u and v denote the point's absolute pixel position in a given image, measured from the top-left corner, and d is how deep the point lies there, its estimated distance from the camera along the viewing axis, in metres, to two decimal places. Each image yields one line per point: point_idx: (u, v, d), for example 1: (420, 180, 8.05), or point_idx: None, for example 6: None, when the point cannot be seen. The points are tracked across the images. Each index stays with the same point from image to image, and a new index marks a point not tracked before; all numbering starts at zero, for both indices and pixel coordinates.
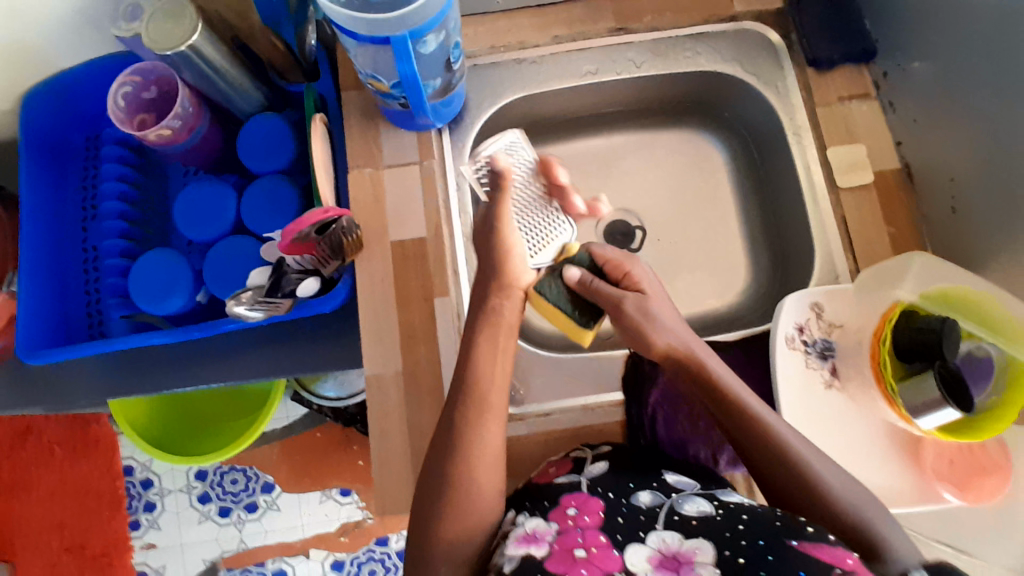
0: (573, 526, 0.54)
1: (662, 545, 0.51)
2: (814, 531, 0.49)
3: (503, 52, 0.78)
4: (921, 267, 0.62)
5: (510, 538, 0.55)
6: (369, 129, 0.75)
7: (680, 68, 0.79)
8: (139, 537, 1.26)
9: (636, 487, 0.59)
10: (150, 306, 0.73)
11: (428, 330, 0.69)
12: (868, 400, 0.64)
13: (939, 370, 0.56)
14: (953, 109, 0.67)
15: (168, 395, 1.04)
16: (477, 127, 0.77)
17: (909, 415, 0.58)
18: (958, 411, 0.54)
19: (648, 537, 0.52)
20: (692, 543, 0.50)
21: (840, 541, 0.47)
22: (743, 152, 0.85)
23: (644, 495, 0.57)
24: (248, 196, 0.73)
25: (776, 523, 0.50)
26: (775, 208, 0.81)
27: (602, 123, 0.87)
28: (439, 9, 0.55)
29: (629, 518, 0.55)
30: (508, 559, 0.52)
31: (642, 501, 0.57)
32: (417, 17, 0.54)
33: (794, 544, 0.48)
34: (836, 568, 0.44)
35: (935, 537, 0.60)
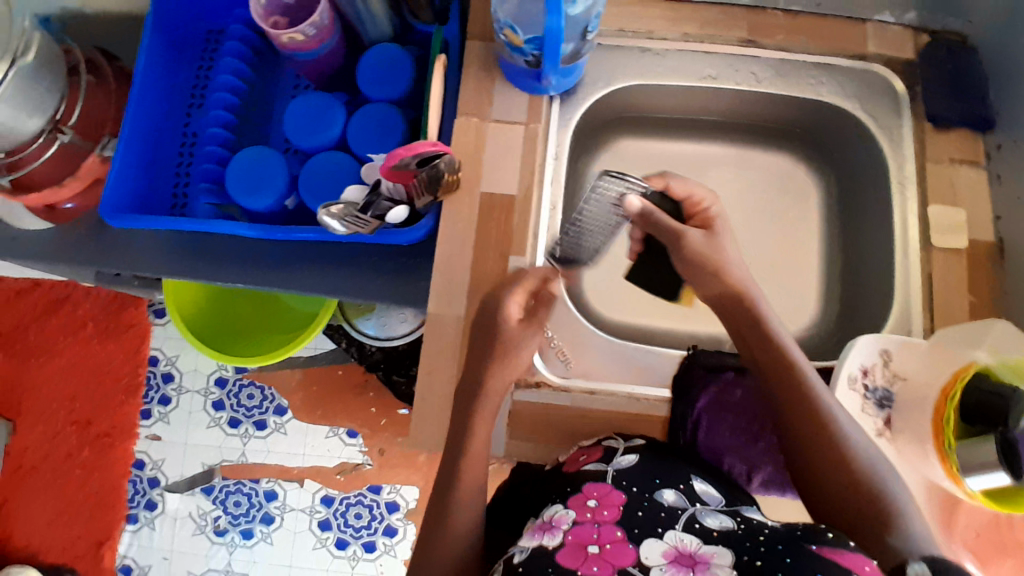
0: (591, 518, 0.55)
1: (679, 544, 0.52)
2: (833, 537, 0.48)
3: (630, 35, 0.78)
4: (1006, 333, 0.63)
5: (530, 529, 0.58)
6: (484, 79, 0.76)
7: (799, 92, 0.78)
8: (146, 427, 1.30)
9: (662, 484, 0.59)
10: (242, 198, 0.76)
11: (496, 284, 0.71)
12: (916, 456, 0.63)
13: (1001, 435, 0.56)
14: None
15: (218, 295, 1.07)
16: (587, 102, 0.78)
17: (958, 473, 0.59)
18: (1009, 479, 0.55)
19: (665, 534, 0.53)
20: (710, 549, 0.51)
21: (859, 550, 0.47)
22: (837, 192, 0.85)
23: (669, 493, 0.58)
24: (357, 118, 0.75)
25: (796, 531, 0.50)
26: (856, 254, 0.81)
27: (706, 130, 0.87)
28: None
29: (649, 512, 0.55)
30: (522, 549, 0.55)
31: (666, 497, 0.57)
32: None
33: (813, 548, 0.47)
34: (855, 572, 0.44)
35: None
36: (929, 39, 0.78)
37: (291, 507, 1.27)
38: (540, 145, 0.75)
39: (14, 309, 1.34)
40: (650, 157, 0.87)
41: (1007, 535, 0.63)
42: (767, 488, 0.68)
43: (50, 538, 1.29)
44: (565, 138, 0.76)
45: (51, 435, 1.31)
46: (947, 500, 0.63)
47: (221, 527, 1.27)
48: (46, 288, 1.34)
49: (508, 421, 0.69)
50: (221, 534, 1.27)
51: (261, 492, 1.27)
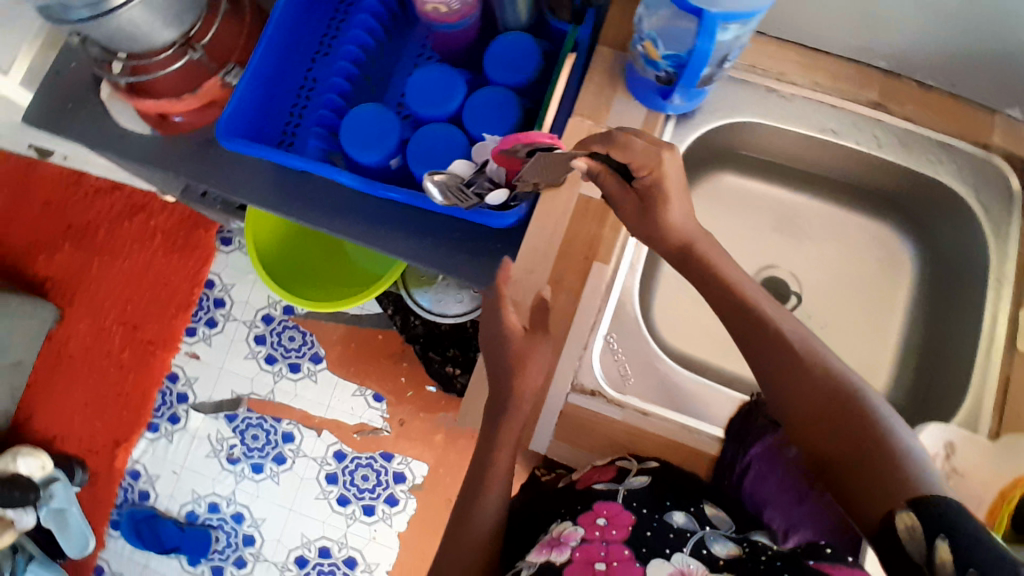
0: (600, 537, 0.58)
1: (682, 568, 0.54)
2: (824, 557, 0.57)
3: (759, 73, 0.78)
4: None
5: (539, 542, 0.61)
6: (606, 86, 0.76)
7: (917, 167, 0.77)
8: (188, 344, 1.35)
9: (672, 505, 0.61)
10: (355, 150, 0.78)
11: (574, 285, 0.72)
12: None
13: None
14: None
15: (294, 235, 1.10)
16: (700, 130, 0.78)
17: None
18: None
19: (673, 556, 0.55)
20: None
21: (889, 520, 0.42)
22: (927, 275, 0.83)
23: (679, 516, 0.60)
24: (477, 96, 0.77)
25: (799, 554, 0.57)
26: (935, 339, 0.80)
27: (808, 184, 0.87)
28: (759, 9, 0.56)
29: (659, 533, 0.57)
30: (530, 564, 0.59)
31: (675, 520, 0.59)
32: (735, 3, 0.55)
33: (810, 567, 0.52)
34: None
35: None
36: None
37: (305, 454, 1.30)
38: None
39: (92, 205, 1.40)
40: (747, 198, 0.88)
41: None
42: None
43: (74, 427, 1.34)
44: None
45: (99, 330, 1.37)
46: None
47: (235, 456, 1.30)
48: (125, 193, 1.40)
49: (555, 422, 0.70)
50: (234, 463, 1.30)
51: (280, 432, 1.30)
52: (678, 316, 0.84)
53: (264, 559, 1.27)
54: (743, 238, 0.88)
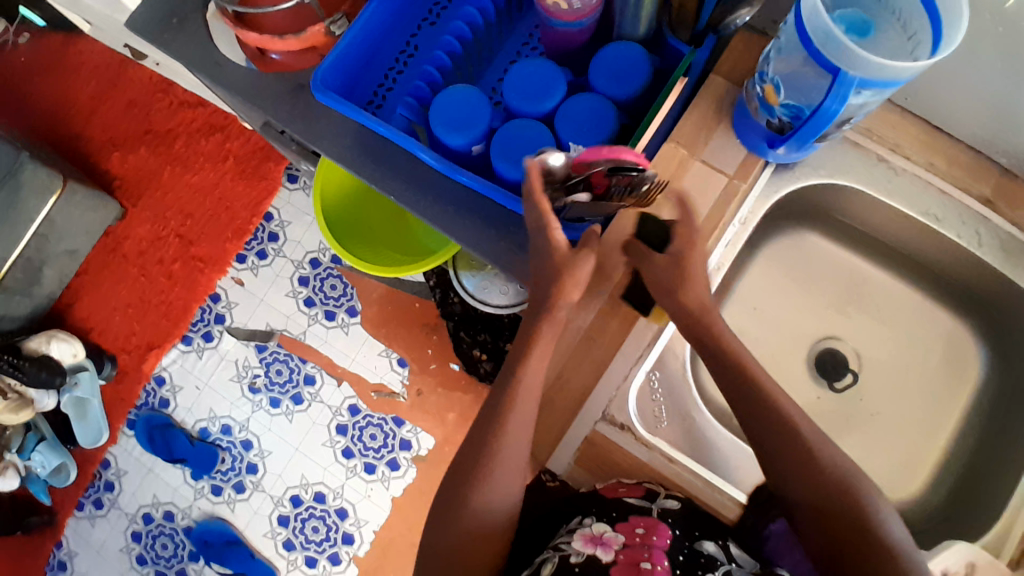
0: (640, 542, 0.57)
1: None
2: None
3: (872, 140, 0.74)
4: None
5: (575, 535, 0.59)
6: (709, 118, 0.73)
7: (1014, 273, 0.73)
8: (237, 270, 1.37)
9: (701, 534, 0.59)
10: (440, 130, 0.77)
11: (631, 311, 0.70)
12: None
13: None
14: None
15: (357, 191, 1.10)
16: (794, 185, 0.76)
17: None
18: None
19: None
20: None
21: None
22: (995, 384, 0.79)
23: (709, 545, 0.58)
24: (576, 102, 0.75)
25: None
26: (987, 453, 0.76)
27: (890, 263, 0.83)
28: (902, 80, 0.53)
29: (691, 556, 0.56)
30: (575, 553, 0.57)
31: (707, 546, 0.58)
32: (877, 71, 0.51)
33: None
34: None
35: None
36: None
37: (321, 399, 1.31)
38: (733, 204, 0.72)
39: (174, 116, 1.42)
40: (822, 262, 0.85)
41: None
42: None
43: (113, 323, 1.38)
44: (755, 213, 0.75)
45: (156, 237, 1.40)
46: None
47: (257, 386, 1.33)
48: (209, 111, 1.42)
49: (578, 447, 0.69)
50: (254, 393, 1.33)
51: (303, 373, 1.32)
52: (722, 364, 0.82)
53: (261, 490, 1.30)
54: (807, 300, 0.85)
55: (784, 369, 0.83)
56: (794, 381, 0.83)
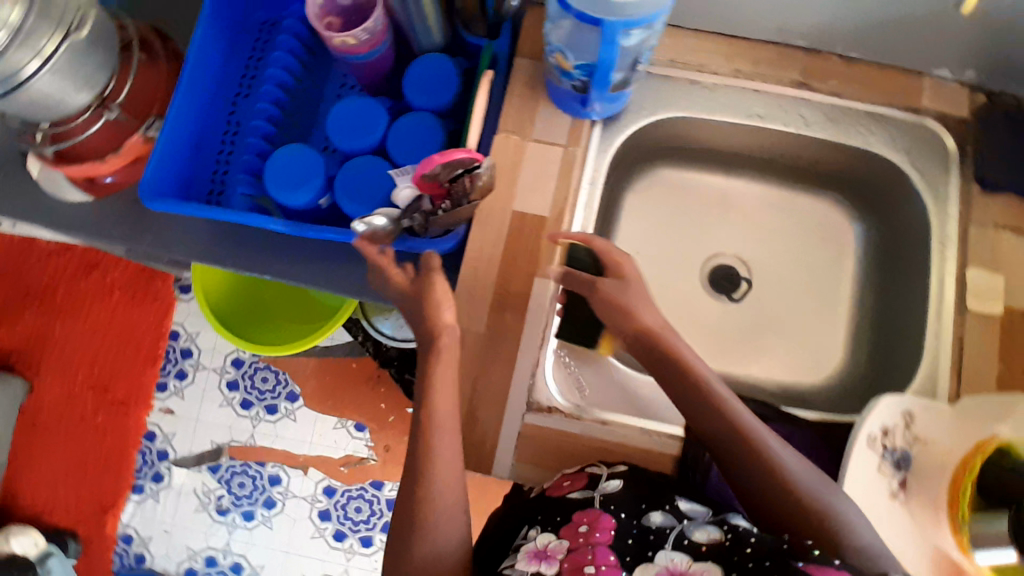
0: (584, 543, 0.56)
1: (669, 564, 0.53)
2: (817, 554, 0.50)
3: (680, 67, 0.78)
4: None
5: (520, 552, 0.58)
6: (528, 98, 0.75)
7: (850, 140, 0.77)
8: (162, 400, 1.32)
9: (648, 506, 0.60)
10: (280, 194, 0.76)
11: (521, 300, 0.72)
12: (928, 519, 0.64)
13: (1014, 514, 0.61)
14: None
15: (243, 281, 1.08)
16: (628, 130, 0.78)
17: (969, 546, 0.62)
18: (1016, 555, 0.60)
19: (656, 555, 0.54)
20: (701, 568, 0.52)
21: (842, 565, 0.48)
22: (870, 242, 0.84)
23: (657, 515, 0.58)
24: (399, 124, 0.76)
25: (782, 545, 0.51)
26: (887, 304, 0.80)
27: (744, 169, 0.86)
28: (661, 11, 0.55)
29: (639, 538, 0.56)
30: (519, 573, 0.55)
31: (653, 520, 0.58)
32: (634, 10, 0.54)
33: (799, 564, 0.49)
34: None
35: None
36: (984, 102, 0.76)
37: (295, 494, 1.27)
38: (576, 170, 0.75)
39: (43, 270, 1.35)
40: (686, 190, 0.87)
41: None
42: None
43: (57, 498, 1.30)
44: (604, 163, 0.76)
45: (66, 397, 1.32)
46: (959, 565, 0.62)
47: (224, 507, 1.28)
48: (77, 252, 1.35)
49: (516, 442, 0.69)
50: (223, 514, 1.28)
51: (266, 476, 1.28)
52: None
53: None
54: (687, 228, 0.87)
55: (686, 299, 0.85)
56: (695, 307, 0.85)
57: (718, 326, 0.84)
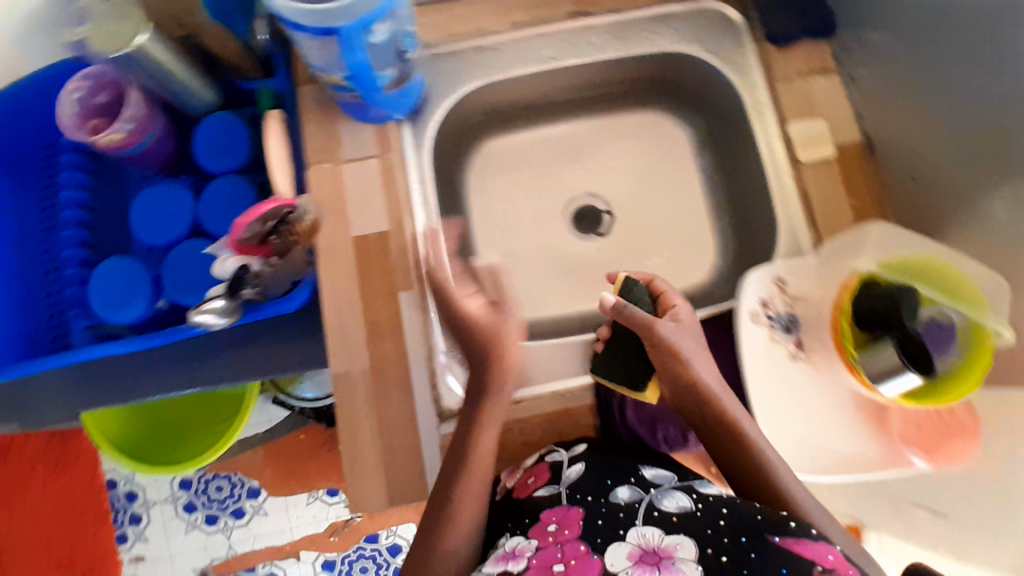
0: (553, 541, 0.55)
1: (641, 541, 0.53)
2: (796, 526, 0.51)
3: (461, 39, 0.76)
4: (879, 237, 0.66)
5: (490, 557, 0.56)
6: (324, 123, 0.73)
7: (641, 49, 0.78)
8: (128, 551, 1.22)
9: (614, 483, 0.61)
10: (113, 315, 0.76)
11: (392, 325, 0.71)
12: (830, 369, 0.66)
13: (898, 339, 0.60)
14: (936, 103, 0.66)
15: (141, 407, 1.07)
16: (436, 117, 0.77)
17: (870, 382, 0.62)
18: (918, 376, 0.59)
19: (628, 534, 0.54)
20: (672, 540, 0.52)
21: (821, 535, 0.49)
22: (702, 132, 0.85)
23: (622, 491, 0.59)
24: (204, 198, 0.73)
25: (757, 517, 0.52)
26: (736, 182, 0.81)
27: (567, 108, 0.86)
28: None
29: (608, 518, 0.56)
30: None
31: (620, 497, 0.59)
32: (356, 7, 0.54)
33: (777, 541, 0.50)
34: (817, 565, 0.47)
35: (913, 501, 0.63)
36: None
37: None
38: (399, 175, 0.74)
39: None
40: (520, 150, 0.87)
41: (949, 422, 0.61)
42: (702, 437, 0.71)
43: None
44: (424, 159, 0.75)
45: None
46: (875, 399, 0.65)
47: None
48: None
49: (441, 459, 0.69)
50: None
51: None
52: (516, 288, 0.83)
53: None
54: (538, 185, 0.87)
55: (559, 252, 0.85)
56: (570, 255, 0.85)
57: (599, 265, 0.84)
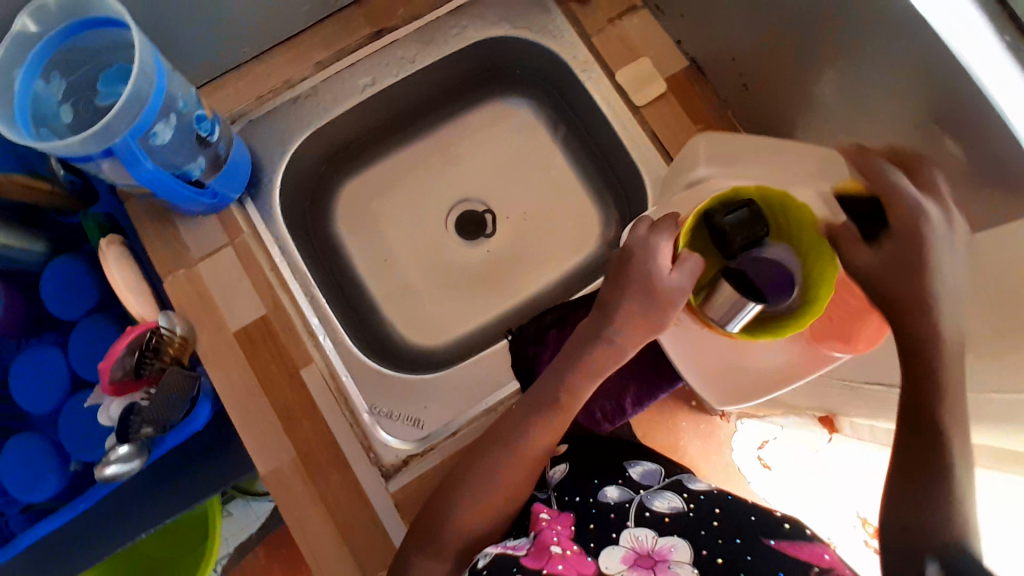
0: (546, 527, 0.56)
1: (635, 543, 0.53)
2: (789, 528, 0.51)
3: (271, 97, 0.75)
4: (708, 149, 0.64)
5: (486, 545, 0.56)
6: (164, 231, 0.71)
7: (452, 46, 0.77)
8: None
9: (601, 482, 0.60)
10: (29, 496, 0.72)
11: (304, 403, 0.68)
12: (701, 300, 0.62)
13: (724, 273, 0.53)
14: (729, 13, 0.65)
15: (112, 561, 1.02)
16: (277, 184, 0.74)
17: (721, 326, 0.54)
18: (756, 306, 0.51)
19: (620, 537, 0.54)
20: (666, 541, 0.52)
21: (818, 537, 0.49)
22: (545, 104, 0.84)
23: (611, 490, 0.59)
24: (72, 348, 0.70)
25: (751, 519, 0.52)
26: (595, 141, 0.80)
27: (410, 125, 0.84)
28: (145, 101, 0.54)
29: (600, 520, 0.55)
30: (483, 555, 0.53)
31: (609, 495, 0.58)
32: (116, 123, 0.53)
33: (772, 543, 0.49)
34: (813, 568, 0.46)
35: (863, 379, 0.58)
36: None
37: None
38: (259, 253, 0.71)
39: None
40: (381, 182, 0.84)
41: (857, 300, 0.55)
42: (642, 404, 0.68)
43: None
44: (279, 229, 0.73)
45: None
46: None
47: None
48: None
49: (400, 519, 0.66)
50: None
51: None
52: (424, 319, 0.81)
53: None
54: (410, 208, 0.84)
55: (453, 267, 0.83)
56: (465, 266, 0.83)
57: (497, 266, 0.83)
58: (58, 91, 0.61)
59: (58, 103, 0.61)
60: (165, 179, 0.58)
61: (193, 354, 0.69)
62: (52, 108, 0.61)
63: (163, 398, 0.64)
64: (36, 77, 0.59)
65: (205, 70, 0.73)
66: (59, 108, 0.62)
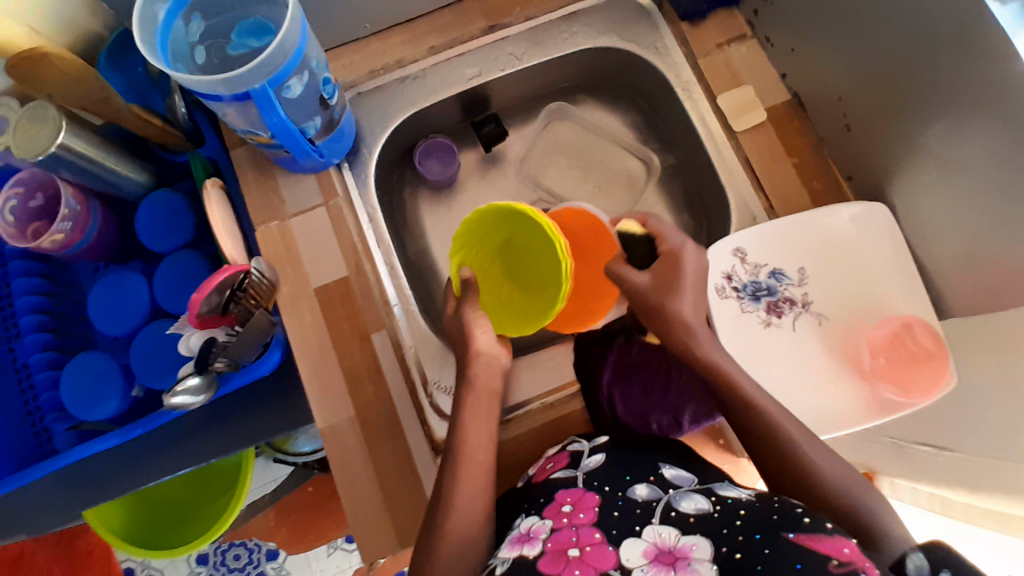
0: (568, 523, 0.55)
1: (657, 540, 0.51)
2: (810, 521, 0.47)
3: (383, 73, 0.78)
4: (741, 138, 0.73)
5: (508, 540, 0.57)
6: (264, 182, 0.74)
7: (561, 49, 0.79)
8: None
9: (632, 479, 0.59)
10: (87, 412, 0.74)
11: (371, 367, 0.70)
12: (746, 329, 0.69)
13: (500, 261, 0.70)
14: (839, 56, 0.66)
15: (139, 494, 1.05)
16: (375, 155, 0.78)
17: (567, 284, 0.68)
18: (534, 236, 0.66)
19: (643, 530, 0.52)
20: (687, 539, 0.50)
21: (837, 528, 0.45)
22: (636, 120, 0.87)
23: (641, 488, 0.57)
24: (158, 278, 0.73)
25: (772, 516, 0.49)
26: (682, 160, 0.83)
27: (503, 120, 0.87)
28: (291, 54, 0.58)
29: (625, 511, 0.55)
30: (501, 561, 0.54)
31: (639, 493, 0.57)
32: (264, 69, 0.56)
33: (791, 537, 0.46)
34: (833, 559, 0.42)
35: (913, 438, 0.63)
36: None
37: None
38: (349, 218, 0.74)
39: None
40: (467, 170, 0.87)
41: (918, 349, 0.61)
42: (698, 422, 0.70)
43: None
44: (371, 201, 0.77)
45: None
46: (845, 338, 0.67)
47: None
48: None
49: None
50: None
51: None
52: None
53: None
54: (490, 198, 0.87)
55: None
56: None
57: None
58: (194, 32, 0.63)
59: (191, 44, 0.63)
60: (290, 129, 0.61)
61: (274, 304, 0.72)
62: (185, 47, 0.63)
63: (245, 343, 0.66)
64: (177, 17, 0.61)
65: (327, 38, 0.77)
66: (192, 49, 0.63)
